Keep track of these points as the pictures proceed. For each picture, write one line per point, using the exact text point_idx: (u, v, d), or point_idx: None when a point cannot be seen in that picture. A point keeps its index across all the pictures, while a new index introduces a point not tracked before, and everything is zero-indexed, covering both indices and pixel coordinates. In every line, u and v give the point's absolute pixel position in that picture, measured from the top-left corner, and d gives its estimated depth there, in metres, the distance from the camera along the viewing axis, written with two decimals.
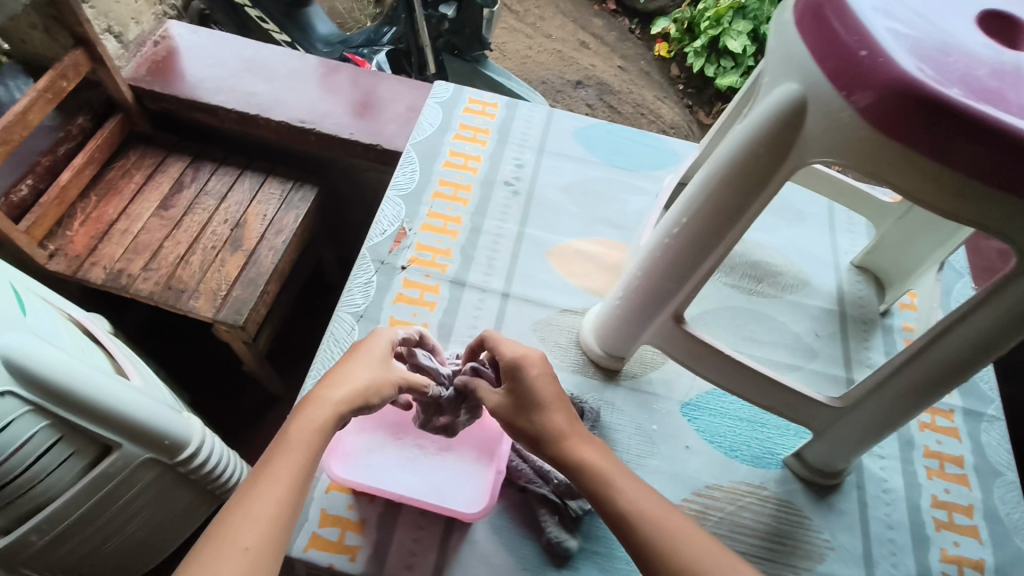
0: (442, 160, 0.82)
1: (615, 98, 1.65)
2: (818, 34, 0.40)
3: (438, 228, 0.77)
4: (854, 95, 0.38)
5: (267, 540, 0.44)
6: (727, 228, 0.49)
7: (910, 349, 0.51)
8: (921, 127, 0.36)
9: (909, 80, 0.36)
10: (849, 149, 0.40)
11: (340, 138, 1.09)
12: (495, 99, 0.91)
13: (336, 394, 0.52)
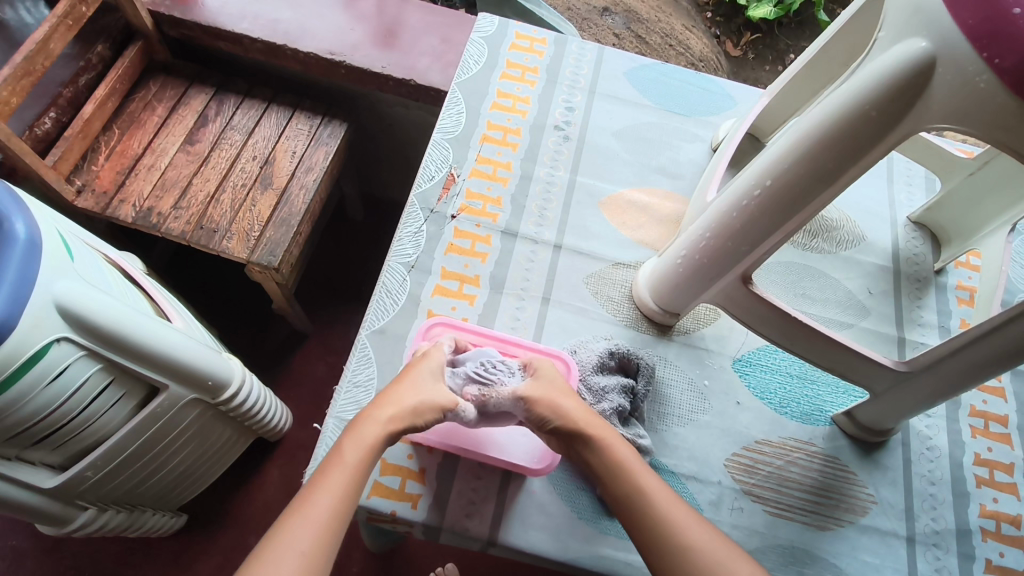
0: (491, 102, 0.80)
1: (643, 26, 1.57)
2: None
3: (488, 174, 0.75)
4: (994, 55, 0.36)
5: (320, 545, 0.43)
6: (821, 190, 0.47)
7: (967, 335, 0.51)
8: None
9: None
10: (975, 116, 0.38)
11: (371, 72, 1.04)
12: (543, 34, 0.87)
13: (383, 422, 0.50)
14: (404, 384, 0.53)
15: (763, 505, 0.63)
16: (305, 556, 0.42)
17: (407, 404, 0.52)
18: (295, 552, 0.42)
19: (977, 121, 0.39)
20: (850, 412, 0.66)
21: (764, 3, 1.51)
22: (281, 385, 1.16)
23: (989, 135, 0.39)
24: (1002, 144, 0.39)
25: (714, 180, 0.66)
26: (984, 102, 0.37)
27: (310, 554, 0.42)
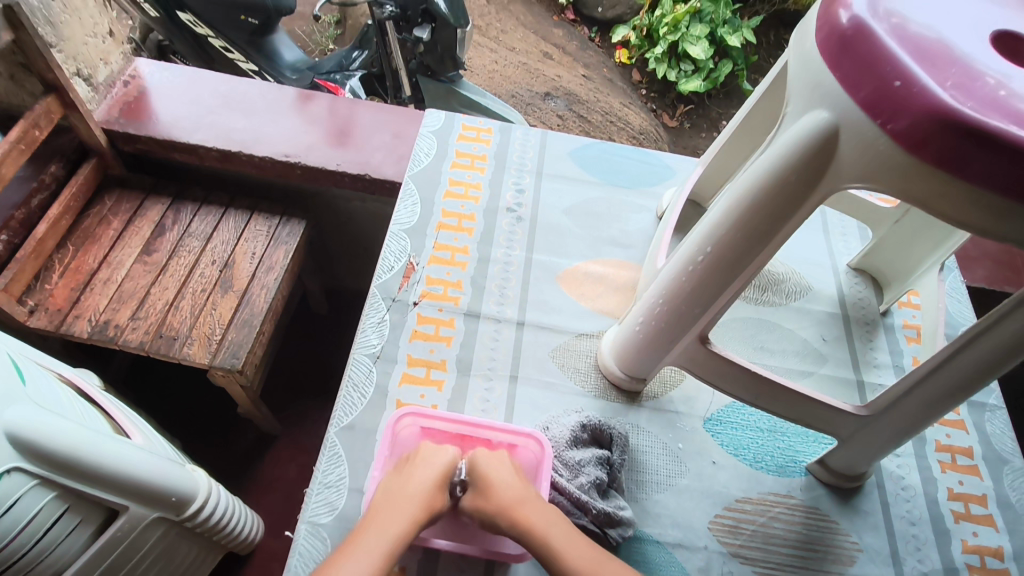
0: (444, 190, 0.83)
1: (585, 107, 1.88)
2: (849, 63, 0.41)
3: (446, 259, 0.77)
4: (890, 122, 0.39)
5: None
6: (759, 250, 0.50)
7: (922, 370, 0.53)
8: (957, 157, 0.38)
9: (951, 108, 0.37)
10: (882, 175, 0.42)
11: (326, 171, 1.07)
12: (488, 124, 0.91)
13: (381, 539, 0.49)
14: (394, 496, 0.53)
15: (753, 566, 0.62)
16: None
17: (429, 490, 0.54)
18: None
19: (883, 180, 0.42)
20: (822, 460, 0.67)
21: (694, 77, 1.81)
22: (251, 491, 1.11)
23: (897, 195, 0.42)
24: (913, 200, 0.42)
25: (662, 248, 0.69)
26: (888, 165, 0.41)
27: None
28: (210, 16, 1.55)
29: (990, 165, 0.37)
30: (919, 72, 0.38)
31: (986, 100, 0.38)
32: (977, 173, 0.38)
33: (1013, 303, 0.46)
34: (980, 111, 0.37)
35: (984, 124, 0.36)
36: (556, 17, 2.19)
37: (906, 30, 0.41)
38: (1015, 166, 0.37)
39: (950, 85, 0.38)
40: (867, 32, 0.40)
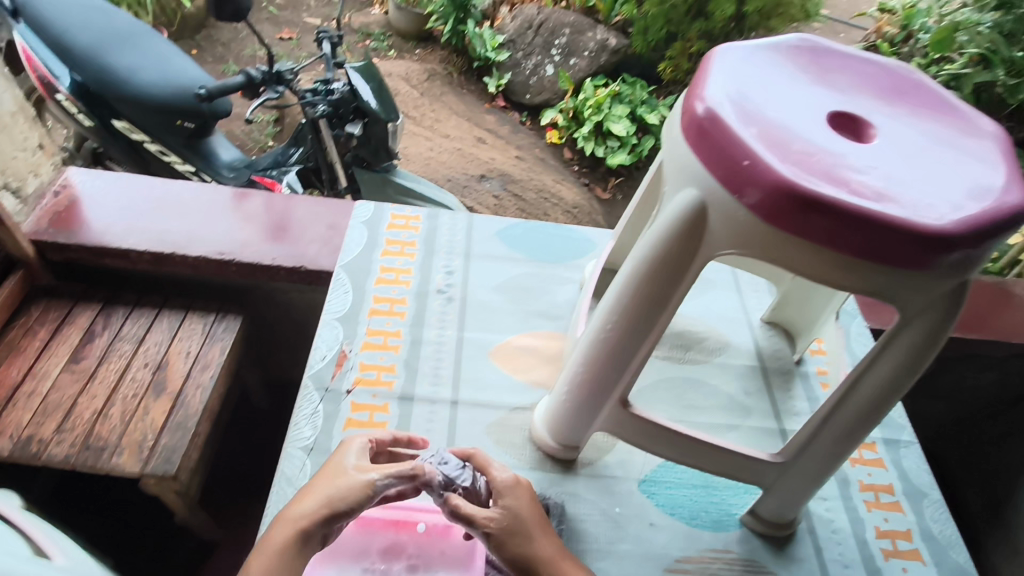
0: (375, 277, 0.85)
1: (518, 187, 2.21)
2: (705, 146, 0.47)
3: (379, 344, 0.79)
4: (747, 197, 0.45)
5: None
6: (658, 314, 0.54)
7: (825, 410, 0.57)
8: (805, 226, 0.43)
9: (792, 184, 0.43)
10: (748, 242, 0.47)
11: (261, 265, 1.09)
12: (416, 211, 0.95)
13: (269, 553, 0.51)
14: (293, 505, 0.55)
15: None
16: None
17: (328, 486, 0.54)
18: None
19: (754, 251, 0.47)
20: (754, 511, 0.69)
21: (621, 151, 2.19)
22: None
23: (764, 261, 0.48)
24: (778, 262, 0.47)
25: (582, 317, 0.74)
26: (753, 234, 0.46)
27: None
28: (147, 120, 1.59)
29: (829, 227, 0.43)
30: (765, 153, 0.45)
31: (820, 174, 0.44)
32: (821, 235, 0.43)
33: (880, 345, 0.51)
34: (817, 185, 0.43)
35: (817, 194, 0.42)
36: (488, 104, 2.82)
37: (750, 119, 0.47)
38: (850, 227, 0.42)
39: (789, 164, 0.44)
40: (718, 122, 0.46)
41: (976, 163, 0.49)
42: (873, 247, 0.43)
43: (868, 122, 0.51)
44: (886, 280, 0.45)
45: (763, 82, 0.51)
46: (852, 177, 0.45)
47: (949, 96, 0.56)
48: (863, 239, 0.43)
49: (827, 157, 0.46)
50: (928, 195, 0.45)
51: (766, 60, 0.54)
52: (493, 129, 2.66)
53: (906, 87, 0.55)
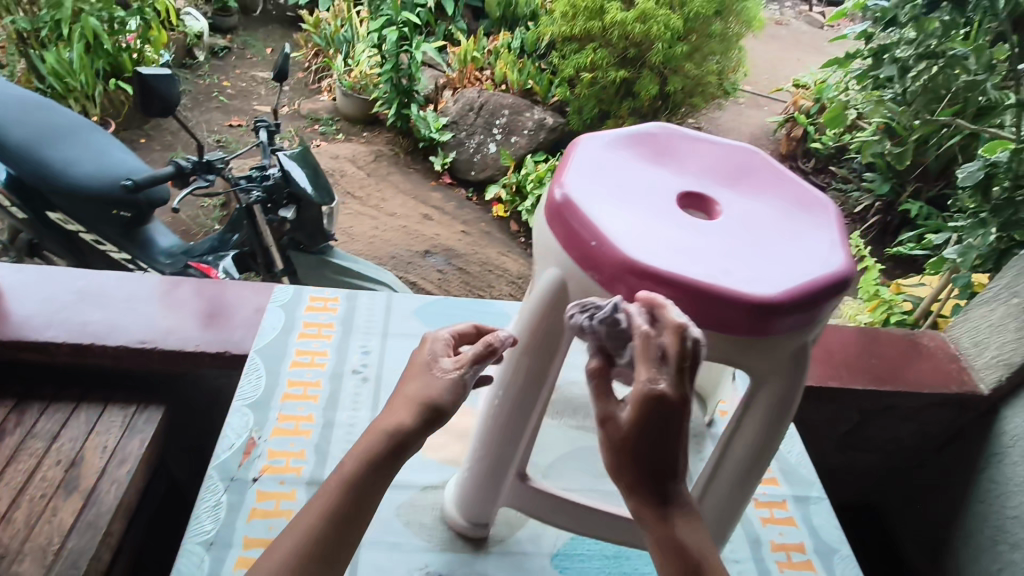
0: (290, 360, 0.86)
1: (461, 261, 2.35)
2: (565, 232, 0.57)
3: (290, 429, 0.78)
4: (601, 272, 0.55)
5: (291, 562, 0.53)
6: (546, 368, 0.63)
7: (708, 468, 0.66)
8: (649, 296, 0.53)
9: (634, 262, 0.53)
10: None
11: (185, 352, 1.08)
12: (335, 292, 0.97)
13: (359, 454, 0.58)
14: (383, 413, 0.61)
15: None
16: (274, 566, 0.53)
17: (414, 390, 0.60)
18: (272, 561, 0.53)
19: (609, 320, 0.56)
20: None
21: None
22: None
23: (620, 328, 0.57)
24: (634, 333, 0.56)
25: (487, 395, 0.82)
26: (611, 305, 0.55)
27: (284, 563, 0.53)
28: (85, 215, 1.59)
29: (671, 296, 0.52)
30: (613, 235, 0.54)
31: (662, 252, 0.54)
32: (667, 304, 0.53)
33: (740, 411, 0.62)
34: (655, 260, 0.53)
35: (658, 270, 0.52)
36: (433, 182, 2.91)
37: (603, 202, 0.57)
38: (688, 296, 0.52)
39: (633, 244, 0.54)
40: (573, 208, 0.56)
41: (794, 229, 0.59)
42: (707, 312, 0.52)
43: (708, 199, 0.61)
44: (726, 346, 0.54)
45: (615, 169, 0.61)
46: (689, 249, 0.55)
47: (776, 169, 0.65)
48: (699, 305, 0.52)
49: (668, 233, 0.56)
50: (754, 261, 0.55)
51: (621, 149, 0.64)
52: (439, 205, 2.73)
53: (739, 163, 0.65)
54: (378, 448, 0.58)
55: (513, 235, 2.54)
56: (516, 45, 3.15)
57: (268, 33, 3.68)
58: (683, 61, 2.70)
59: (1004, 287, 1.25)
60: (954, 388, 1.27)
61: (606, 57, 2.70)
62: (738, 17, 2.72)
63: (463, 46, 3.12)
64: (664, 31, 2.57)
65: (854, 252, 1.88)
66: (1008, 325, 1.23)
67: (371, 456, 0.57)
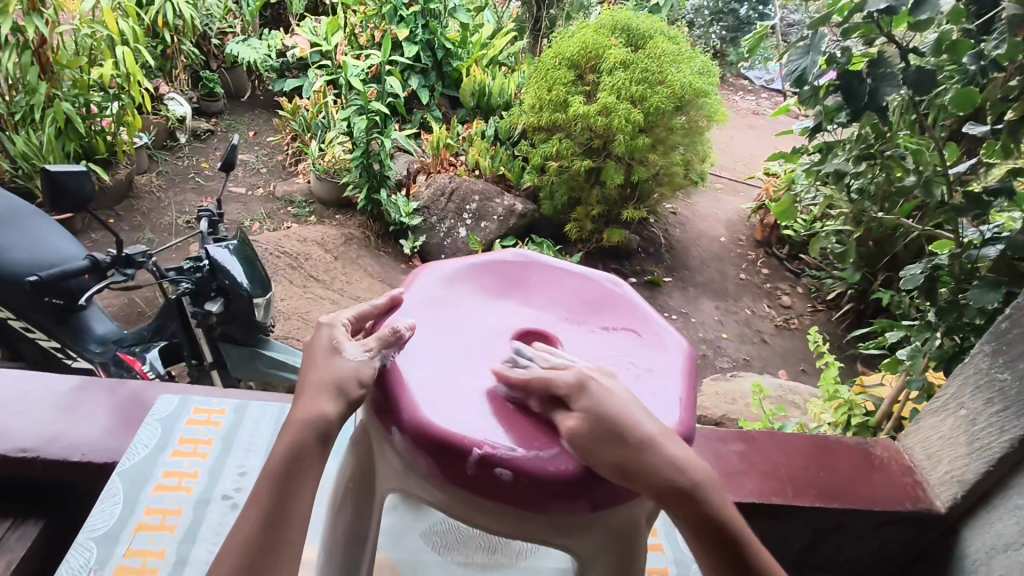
0: (154, 484, 0.83)
1: None
2: (380, 399, 0.69)
3: (136, 567, 0.75)
4: (395, 429, 0.67)
5: (259, 508, 0.61)
6: (372, 493, 0.75)
7: None
8: (435, 461, 0.64)
9: (425, 422, 0.65)
10: (417, 481, 0.68)
11: (67, 462, 1.00)
12: (223, 405, 0.97)
13: (295, 415, 0.65)
14: (307, 374, 0.68)
15: None
16: (251, 515, 0.61)
17: (326, 360, 0.68)
18: (249, 517, 0.61)
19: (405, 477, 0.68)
20: None
21: None
22: None
23: (410, 480, 0.68)
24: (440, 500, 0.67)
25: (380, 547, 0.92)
26: (406, 460, 0.67)
27: (256, 510, 0.61)
28: (15, 301, 1.52)
29: (458, 464, 0.64)
30: (407, 376, 0.69)
31: (458, 421, 0.66)
32: (458, 476, 0.64)
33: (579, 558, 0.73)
34: (444, 415, 0.66)
35: (447, 440, 0.64)
36: (404, 264, 2.95)
37: (437, 349, 0.75)
38: (480, 466, 0.63)
39: (429, 377, 0.70)
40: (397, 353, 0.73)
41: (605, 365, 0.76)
42: (483, 478, 0.63)
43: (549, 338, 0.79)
44: (518, 515, 0.65)
45: (452, 303, 0.82)
46: (480, 401, 0.69)
47: (620, 309, 0.85)
48: (476, 471, 0.63)
49: (468, 375, 0.72)
50: (539, 434, 0.66)
51: (465, 290, 0.84)
52: None
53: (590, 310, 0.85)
54: (307, 435, 0.64)
55: None
56: (489, 133, 3.26)
57: (253, 116, 3.78)
58: (646, 152, 2.77)
59: (951, 397, 1.18)
60: (908, 505, 1.18)
61: (571, 148, 2.81)
62: (700, 111, 2.82)
63: (436, 134, 3.20)
64: (626, 124, 2.64)
65: (813, 347, 1.82)
66: (958, 438, 1.16)
67: (302, 441, 0.63)
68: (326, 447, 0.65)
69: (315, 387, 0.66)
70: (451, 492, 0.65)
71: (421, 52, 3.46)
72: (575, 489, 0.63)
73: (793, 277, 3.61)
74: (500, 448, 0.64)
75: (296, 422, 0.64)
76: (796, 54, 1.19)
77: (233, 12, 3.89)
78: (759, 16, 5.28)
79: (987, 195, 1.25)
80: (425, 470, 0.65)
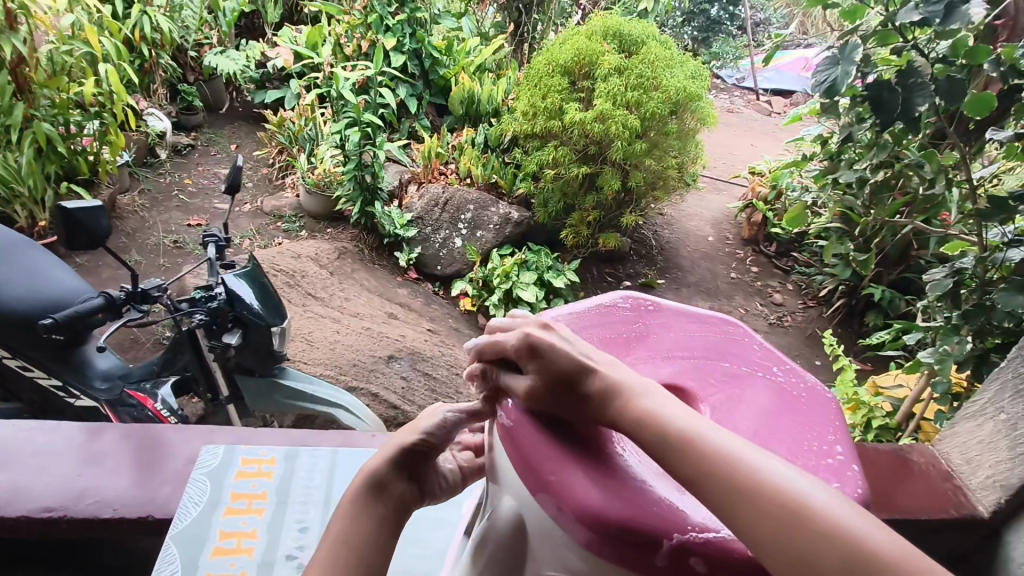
0: (212, 547, 0.85)
1: (426, 362, 2.33)
2: (526, 469, 0.55)
3: None
4: (554, 512, 0.52)
5: (323, 553, 0.59)
6: None
7: None
8: (615, 551, 0.50)
9: (597, 505, 0.51)
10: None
11: (99, 519, 0.93)
12: (270, 453, 1.01)
13: (362, 472, 0.66)
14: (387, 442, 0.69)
15: None
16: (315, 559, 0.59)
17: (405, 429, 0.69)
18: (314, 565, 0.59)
19: (569, 566, 0.54)
20: None
21: None
22: None
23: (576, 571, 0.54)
24: None
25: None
26: (564, 544, 0.53)
27: (319, 555, 0.59)
28: (11, 339, 1.43)
29: (645, 552, 0.50)
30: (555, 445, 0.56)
31: (632, 498, 0.52)
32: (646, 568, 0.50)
33: None
34: (612, 493, 0.52)
35: (628, 527, 0.50)
36: (402, 276, 2.91)
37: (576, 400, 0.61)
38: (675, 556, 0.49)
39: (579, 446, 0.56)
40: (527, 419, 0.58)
41: (773, 420, 0.63)
42: (677, 570, 0.50)
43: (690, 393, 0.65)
44: None
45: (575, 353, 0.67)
46: (643, 474, 0.55)
47: (753, 352, 0.71)
48: (669, 564, 0.50)
49: (615, 442, 0.58)
50: None
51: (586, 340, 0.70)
52: (405, 302, 2.72)
53: (719, 354, 0.70)
54: (365, 479, 0.64)
55: (481, 332, 2.75)
56: (480, 141, 3.22)
57: (234, 130, 3.68)
58: (642, 157, 2.76)
59: (989, 403, 1.20)
60: (952, 512, 1.18)
61: (567, 155, 2.78)
62: (692, 114, 2.82)
63: (427, 143, 3.15)
64: (622, 130, 2.63)
65: (830, 351, 1.83)
66: (999, 443, 1.17)
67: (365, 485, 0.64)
68: (382, 495, 0.64)
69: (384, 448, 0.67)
70: None
71: (409, 61, 3.49)
72: None
73: (783, 275, 3.65)
74: (691, 529, 0.50)
75: (361, 475, 0.65)
76: (824, 66, 1.21)
77: (208, 23, 3.77)
78: (730, 17, 5.33)
79: (1010, 200, 1.26)
80: (602, 562, 0.51)
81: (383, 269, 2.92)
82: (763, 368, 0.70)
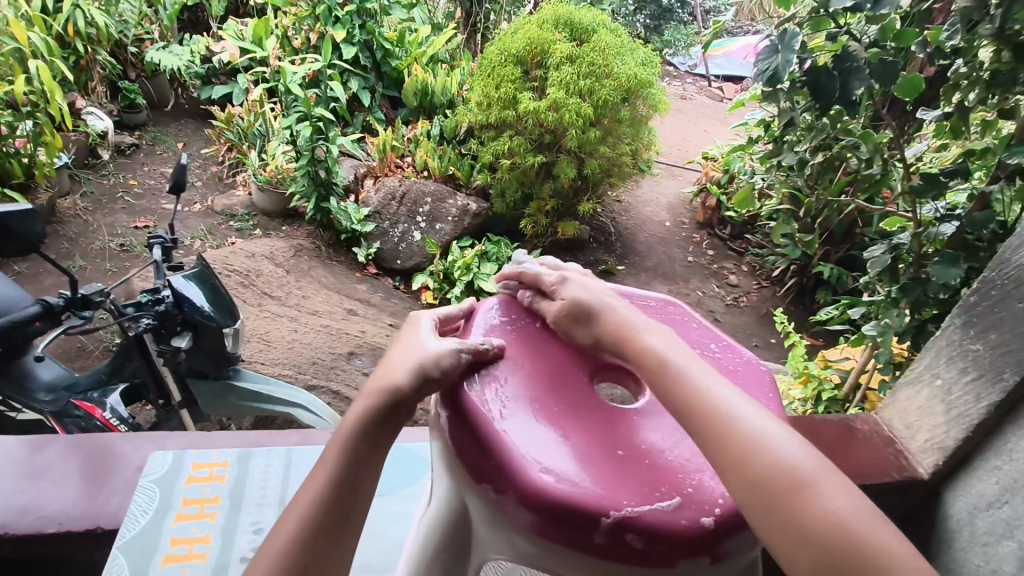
0: (163, 555, 0.85)
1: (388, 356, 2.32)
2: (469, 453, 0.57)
3: None
4: (496, 494, 0.55)
5: (321, 484, 0.58)
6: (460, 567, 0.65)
7: None
8: (554, 531, 0.53)
9: (534, 486, 0.53)
10: (523, 556, 0.56)
11: (44, 535, 0.90)
12: (223, 457, 0.99)
13: (371, 390, 0.62)
14: (392, 358, 0.65)
15: None
16: (311, 486, 0.58)
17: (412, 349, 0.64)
18: (307, 493, 0.58)
19: (515, 549, 0.56)
20: None
21: None
22: None
23: (521, 554, 0.56)
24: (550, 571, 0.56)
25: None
26: (503, 524, 0.55)
27: (316, 483, 0.58)
28: None
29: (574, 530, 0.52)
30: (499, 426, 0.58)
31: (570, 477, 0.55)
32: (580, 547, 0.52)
33: None
34: (550, 472, 0.55)
35: (564, 506, 0.52)
36: (361, 271, 2.89)
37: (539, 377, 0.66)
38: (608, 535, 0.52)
39: (524, 430, 0.59)
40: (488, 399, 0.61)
41: None
42: (614, 546, 0.53)
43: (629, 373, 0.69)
44: None
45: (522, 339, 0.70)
46: (582, 452, 0.58)
47: (692, 330, 0.75)
48: (606, 541, 0.52)
49: (559, 422, 0.61)
50: (662, 480, 0.57)
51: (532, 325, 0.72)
52: (364, 298, 2.70)
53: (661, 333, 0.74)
54: (370, 418, 0.61)
55: None
56: (435, 133, 3.19)
57: (179, 127, 3.56)
58: (597, 145, 2.79)
59: (926, 368, 1.26)
60: (896, 475, 1.23)
61: (522, 144, 2.79)
62: (645, 101, 2.85)
63: (381, 137, 3.11)
64: (576, 118, 2.64)
65: (781, 328, 1.89)
66: (936, 407, 1.23)
67: (349, 452, 0.59)
68: (391, 420, 0.61)
69: (394, 368, 0.63)
70: (567, 562, 0.54)
71: (360, 53, 3.43)
72: (707, 544, 0.54)
73: (737, 256, 3.73)
74: (627, 505, 0.53)
75: (370, 393, 0.62)
76: (766, 53, 1.23)
77: (147, 17, 3.63)
78: (680, 4, 5.38)
79: (942, 176, 1.32)
80: (545, 545, 0.54)
81: (341, 266, 2.88)
82: (702, 345, 0.73)
